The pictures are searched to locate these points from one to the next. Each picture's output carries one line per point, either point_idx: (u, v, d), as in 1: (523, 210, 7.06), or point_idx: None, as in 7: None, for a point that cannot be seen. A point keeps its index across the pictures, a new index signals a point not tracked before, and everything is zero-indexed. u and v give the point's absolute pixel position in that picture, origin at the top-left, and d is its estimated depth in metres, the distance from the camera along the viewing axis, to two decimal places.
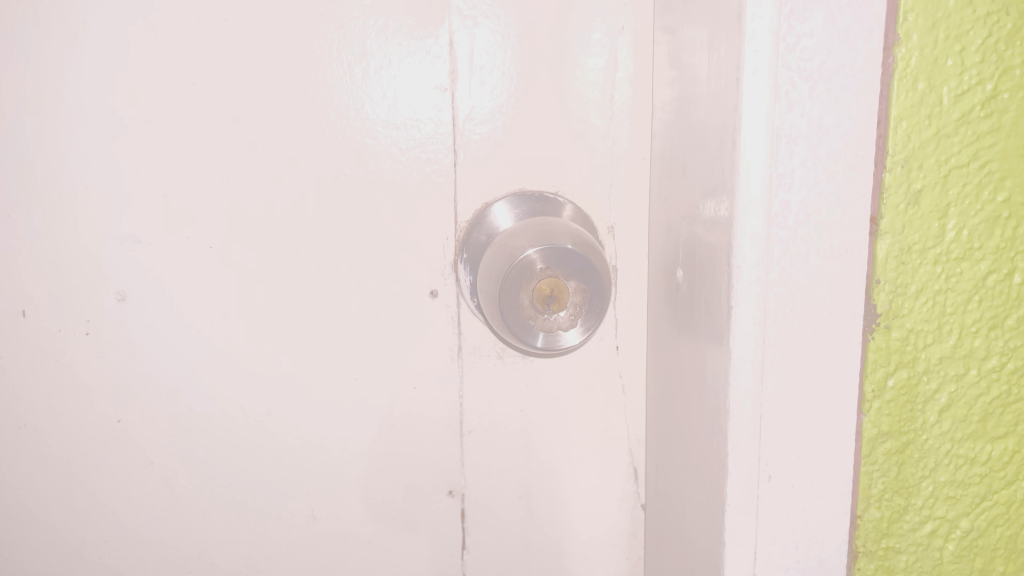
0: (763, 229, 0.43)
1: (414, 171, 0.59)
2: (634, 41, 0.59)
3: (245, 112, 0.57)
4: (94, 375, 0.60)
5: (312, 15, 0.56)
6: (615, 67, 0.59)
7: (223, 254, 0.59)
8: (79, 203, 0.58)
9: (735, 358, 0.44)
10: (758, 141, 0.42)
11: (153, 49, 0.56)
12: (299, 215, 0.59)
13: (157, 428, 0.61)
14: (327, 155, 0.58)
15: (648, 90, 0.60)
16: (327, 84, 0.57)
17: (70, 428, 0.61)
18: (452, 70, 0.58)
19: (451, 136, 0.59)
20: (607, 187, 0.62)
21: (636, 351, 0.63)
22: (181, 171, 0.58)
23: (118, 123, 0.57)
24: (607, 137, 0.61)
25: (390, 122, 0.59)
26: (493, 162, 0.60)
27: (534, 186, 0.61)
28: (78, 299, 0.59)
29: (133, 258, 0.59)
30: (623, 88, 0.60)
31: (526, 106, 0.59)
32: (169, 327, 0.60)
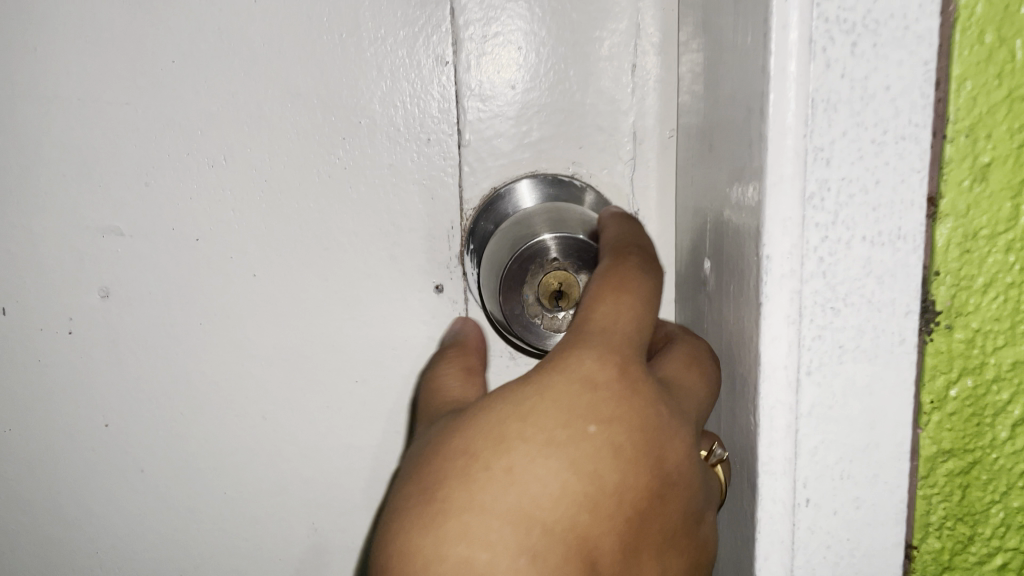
0: (797, 214, 0.37)
1: (416, 152, 0.54)
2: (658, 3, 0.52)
3: (231, 92, 0.53)
4: (78, 378, 0.56)
5: None
6: (638, 34, 0.53)
7: (210, 247, 0.55)
8: (57, 194, 0.54)
9: (766, 364, 0.39)
10: (791, 107, 0.36)
11: (130, 26, 0.52)
12: (291, 203, 0.54)
13: (147, 434, 0.57)
14: (320, 137, 0.54)
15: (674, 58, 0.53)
16: (318, 59, 0.52)
17: (54, 435, 0.57)
18: (455, 42, 0.53)
19: (455, 114, 0.54)
20: (629, 168, 0.55)
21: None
22: (164, 157, 0.53)
23: (95, 107, 0.52)
24: (630, 113, 0.54)
25: (387, 99, 0.53)
26: (503, 142, 0.55)
27: (547, 168, 0.55)
28: (59, 297, 0.55)
29: (115, 251, 0.54)
30: (648, 58, 0.53)
31: (540, 80, 0.54)
32: (156, 326, 0.56)
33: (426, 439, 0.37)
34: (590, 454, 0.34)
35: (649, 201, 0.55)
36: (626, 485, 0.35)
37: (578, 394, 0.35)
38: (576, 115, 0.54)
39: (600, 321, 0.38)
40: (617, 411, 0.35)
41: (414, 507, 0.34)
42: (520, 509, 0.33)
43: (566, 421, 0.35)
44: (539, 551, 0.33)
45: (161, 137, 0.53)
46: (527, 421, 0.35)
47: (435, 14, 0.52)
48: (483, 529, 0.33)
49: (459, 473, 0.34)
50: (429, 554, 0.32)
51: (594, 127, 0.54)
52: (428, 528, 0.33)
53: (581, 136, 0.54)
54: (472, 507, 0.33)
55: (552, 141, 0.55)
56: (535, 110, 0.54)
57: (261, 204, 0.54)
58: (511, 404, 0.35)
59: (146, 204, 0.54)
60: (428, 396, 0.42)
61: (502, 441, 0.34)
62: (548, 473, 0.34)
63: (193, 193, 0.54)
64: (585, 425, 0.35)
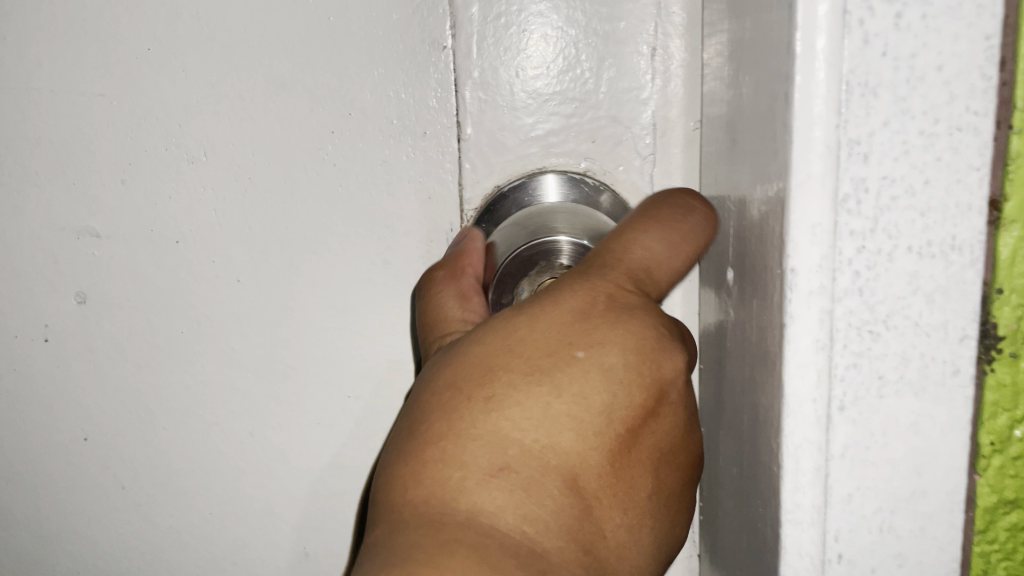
0: (828, 219, 0.31)
1: (411, 147, 0.49)
2: None
3: (211, 82, 0.48)
4: (55, 388, 0.53)
5: None
6: (659, 16, 0.47)
7: (192, 250, 0.51)
8: (28, 192, 0.50)
9: (791, 396, 0.33)
10: (820, 92, 0.30)
11: (102, 11, 0.47)
12: (277, 202, 0.50)
13: (128, 448, 0.54)
14: (307, 131, 0.49)
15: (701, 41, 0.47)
16: (304, 46, 0.48)
17: (32, 448, 0.54)
18: (454, 24, 0.48)
19: (454, 104, 0.49)
20: (648, 164, 0.49)
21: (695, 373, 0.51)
22: (141, 153, 0.49)
23: (67, 98, 0.49)
24: (650, 104, 0.49)
25: (379, 88, 0.48)
26: (507, 136, 0.49)
27: (556, 165, 0.50)
28: (34, 302, 0.51)
29: (91, 254, 0.51)
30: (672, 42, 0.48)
31: (550, 66, 0.48)
32: (135, 334, 0.52)
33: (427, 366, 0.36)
34: (575, 380, 0.31)
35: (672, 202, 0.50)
36: (616, 406, 0.32)
37: (567, 322, 0.33)
38: (589, 104, 0.49)
39: (614, 256, 0.35)
40: (608, 334, 0.32)
41: (403, 436, 0.33)
42: (495, 432, 0.31)
43: (551, 348, 0.32)
44: (516, 473, 0.31)
45: (137, 131, 0.49)
46: (512, 343, 0.32)
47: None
48: (460, 452, 0.31)
49: (443, 404, 0.32)
50: (410, 479, 0.31)
51: (608, 117, 0.49)
52: (410, 455, 0.32)
53: (594, 128, 0.49)
54: (453, 433, 0.31)
55: (563, 134, 0.49)
56: (544, 98, 0.49)
57: (243, 204, 0.50)
58: (499, 335, 0.33)
59: (122, 204, 0.50)
60: (424, 316, 0.40)
61: (484, 366, 0.32)
62: (527, 399, 0.31)
63: (172, 191, 0.50)
64: (572, 350, 0.32)
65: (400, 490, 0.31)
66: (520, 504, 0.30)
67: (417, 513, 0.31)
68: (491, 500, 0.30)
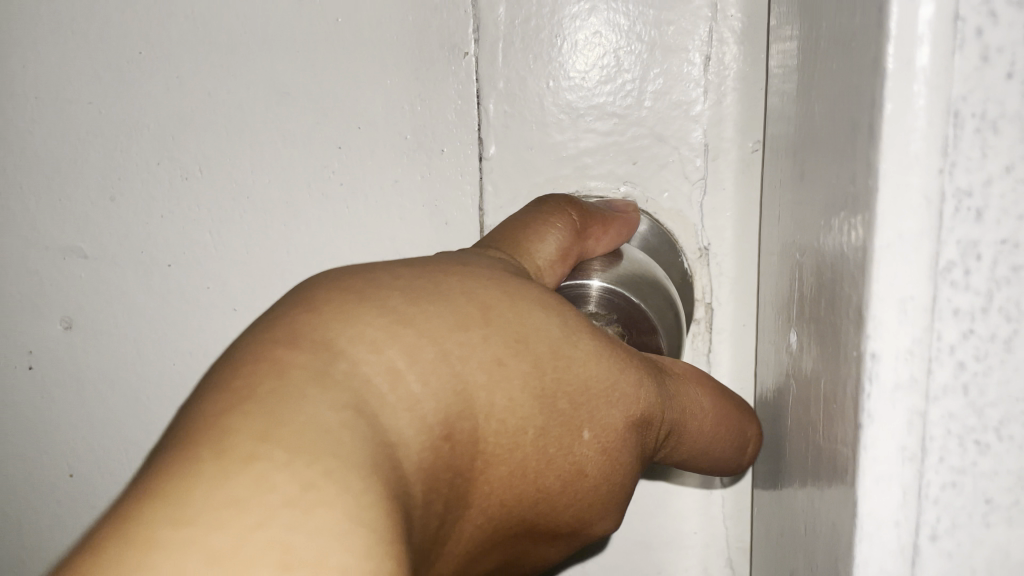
0: (924, 291, 0.23)
1: (426, 167, 0.44)
2: None
3: (208, 90, 0.44)
4: (39, 420, 0.48)
5: None
6: (716, 18, 0.40)
7: (186, 273, 0.46)
8: (11, 207, 0.46)
9: (865, 519, 0.25)
10: (919, 126, 0.22)
11: (92, 11, 0.43)
12: (276, 224, 0.45)
13: (114, 487, 0.48)
14: (311, 146, 0.44)
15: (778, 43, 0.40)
16: (309, 50, 0.43)
17: (15, 483, 0.49)
18: (477, 28, 0.42)
19: (476, 118, 0.43)
20: (699, 191, 0.43)
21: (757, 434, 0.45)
22: (132, 167, 0.45)
23: (55, 105, 0.44)
24: (702, 121, 0.42)
25: (392, 99, 0.43)
26: (535, 155, 0.43)
27: (589, 189, 0.43)
28: (17, 326, 0.47)
29: (80, 276, 0.46)
30: (729, 50, 0.41)
31: (588, 78, 0.42)
32: (124, 364, 0.47)
33: (449, 259, 0.30)
34: (558, 452, 0.27)
35: (728, 234, 0.43)
36: (550, 499, 0.27)
37: (607, 396, 0.29)
38: (632, 120, 0.42)
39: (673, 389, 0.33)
40: (615, 441, 0.29)
41: (390, 295, 0.26)
42: (471, 395, 0.25)
43: (579, 401, 0.28)
44: (447, 445, 0.24)
45: (127, 143, 0.45)
46: (562, 345, 0.28)
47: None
48: (429, 370, 0.24)
49: (459, 320, 0.26)
50: (363, 332, 0.24)
51: (652, 136, 0.42)
52: (378, 324, 0.24)
53: (636, 147, 0.43)
54: (441, 349, 0.25)
55: (599, 153, 0.43)
56: (580, 113, 0.43)
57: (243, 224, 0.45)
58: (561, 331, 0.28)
59: (111, 222, 0.45)
60: (513, 226, 0.33)
61: (526, 333, 0.27)
62: (519, 411, 0.26)
63: (164, 209, 0.45)
64: (583, 427, 0.28)
65: (350, 330, 0.24)
66: (423, 466, 0.23)
67: (332, 361, 0.22)
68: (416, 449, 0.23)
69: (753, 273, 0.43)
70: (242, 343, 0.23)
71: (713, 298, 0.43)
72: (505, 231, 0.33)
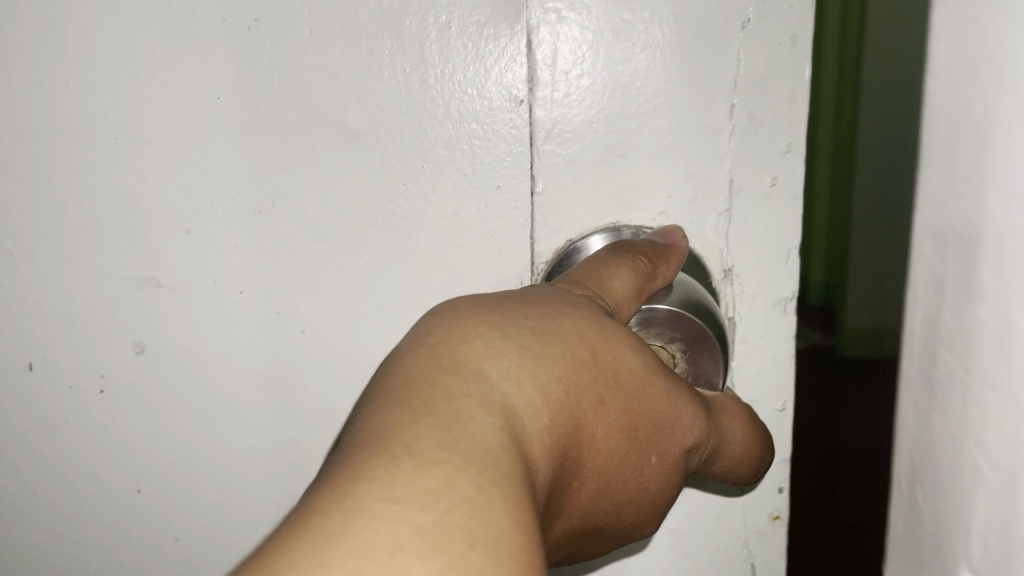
0: None
1: (484, 202, 0.49)
2: (763, 33, 0.45)
3: (281, 131, 0.47)
4: (110, 440, 0.52)
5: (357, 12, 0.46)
6: (746, 71, 0.46)
7: (256, 300, 0.49)
8: (88, 241, 0.49)
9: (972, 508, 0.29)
10: None
11: (171, 59, 0.46)
12: (344, 253, 0.49)
13: (183, 499, 0.53)
14: (377, 182, 0.48)
15: (795, 93, 0.46)
16: (378, 96, 0.47)
17: (85, 500, 0.53)
18: (529, 77, 0.47)
19: (528, 158, 0.48)
20: (724, 220, 0.49)
21: (775, 429, 0.52)
22: (206, 202, 0.48)
23: (133, 146, 0.47)
24: (729, 160, 0.48)
25: (453, 140, 0.48)
26: (580, 189, 0.48)
27: (628, 219, 0.49)
28: (91, 353, 0.50)
29: (153, 305, 0.49)
30: (756, 98, 0.46)
31: (626, 121, 0.47)
32: (194, 386, 0.51)
33: (556, 295, 0.38)
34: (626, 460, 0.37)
35: (751, 257, 0.49)
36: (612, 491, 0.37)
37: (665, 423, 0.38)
38: (670, 159, 0.48)
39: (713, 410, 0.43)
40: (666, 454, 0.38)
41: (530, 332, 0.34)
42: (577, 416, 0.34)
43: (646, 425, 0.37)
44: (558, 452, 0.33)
45: (203, 181, 0.48)
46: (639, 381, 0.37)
47: (503, 46, 0.46)
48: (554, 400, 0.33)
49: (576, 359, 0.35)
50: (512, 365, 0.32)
51: (685, 174, 0.48)
52: (513, 354, 0.33)
53: (672, 183, 0.48)
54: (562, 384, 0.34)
55: (640, 188, 0.48)
56: (622, 154, 0.48)
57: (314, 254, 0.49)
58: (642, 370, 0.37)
59: (186, 253, 0.49)
60: (596, 264, 0.42)
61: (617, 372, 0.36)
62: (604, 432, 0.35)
63: (237, 241, 0.49)
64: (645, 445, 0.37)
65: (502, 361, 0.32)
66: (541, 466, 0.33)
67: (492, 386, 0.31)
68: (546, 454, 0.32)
69: (774, 291, 0.50)
70: (424, 361, 0.31)
71: (736, 312, 0.50)
72: (591, 266, 0.42)
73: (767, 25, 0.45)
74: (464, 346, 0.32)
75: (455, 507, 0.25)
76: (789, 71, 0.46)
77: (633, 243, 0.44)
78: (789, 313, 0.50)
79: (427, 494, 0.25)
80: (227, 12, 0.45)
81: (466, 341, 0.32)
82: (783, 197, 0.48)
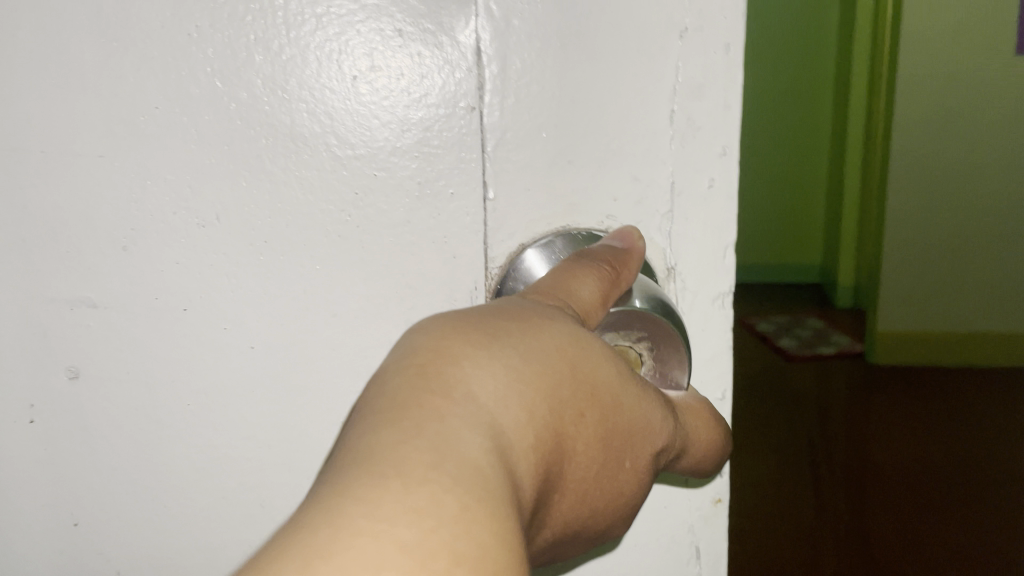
0: None
1: (426, 208, 0.45)
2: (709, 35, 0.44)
3: (223, 143, 0.43)
4: (44, 473, 0.47)
5: (304, 18, 0.42)
6: (683, 79, 0.45)
7: (202, 321, 0.45)
8: (12, 258, 0.44)
9: None
10: None
11: (105, 64, 0.41)
12: (296, 267, 0.45)
13: (127, 535, 0.48)
14: (329, 193, 0.44)
15: (731, 99, 0.46)
16: (326, 106, 0.43)
17: (15, 540, 0.48)
18: (479, 84, 0.44)
19: (478, 166, 0.45)
20: (665, 222, 0.48)
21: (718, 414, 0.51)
22: (143, 218, 0.43)
23: (62, 157, 0.42)
24: (669, 164, 0.46)
25: (401, 149, 0.44)
26: (530, 193, 0.46)
27: (579, 223, 0.46)
28: (19, 380, 0.45)
29: (86, 328, 0.44)
30: (694, 105, 0.45)
31: (575, 127, 0.45)
32: (135, 415, 0.46)
33: (528, 301, 0.39)
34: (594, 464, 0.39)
35: (691, 256, 0.48)
36: (583, 491, 0.39)
37: (631, 427, 0.40)
38: (612, 164, 0.46)
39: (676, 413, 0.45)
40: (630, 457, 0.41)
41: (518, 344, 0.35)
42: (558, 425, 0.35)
43: (615, 431, 0.39)
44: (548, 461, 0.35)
45: (138, 195, 0.43)
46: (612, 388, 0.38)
47: (440, 50, 0.43)
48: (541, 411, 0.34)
49: (561, 369, 0.36)
50: (506, 375, 0.33)
51: (631, 178, 0.46)
52: (502, 366, 0.33)
53: (617, 184, 0.46)
54: (548, 394, 0.35)
55: (585, 191, 0.46)
56: (568, 158, 0.45)
57: (252, 272, 0.45)
58: (618, 377, 0.39)
59: (117, 273, 0.44)
60: (560, 273, 0.42)
61: (593, 382, 0.37)
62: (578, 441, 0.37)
63: (178, 257, 0.44)
64: (612, 448, 0.39)
65: (494, 370, 0.33)
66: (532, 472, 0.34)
67: (485, 397, 0.32)
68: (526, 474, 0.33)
69: (712, 289, 0.49)
70: (416, 369, 0.31)
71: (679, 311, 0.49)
72: (557, 275, 0.42)
73: (702, 34, 0.44)
74: (459, 360, 0.32)
75: (439, 526, 0.26)
76: (726, 77, 0.45)
77: (596, 252, 0.44)
78: (725, 310, 0.49)
79: (414, 513, 0.26)
80: (167, 19, 0.41)
81: (461, 355, 0.33)
82: (721, 198, 0.47)
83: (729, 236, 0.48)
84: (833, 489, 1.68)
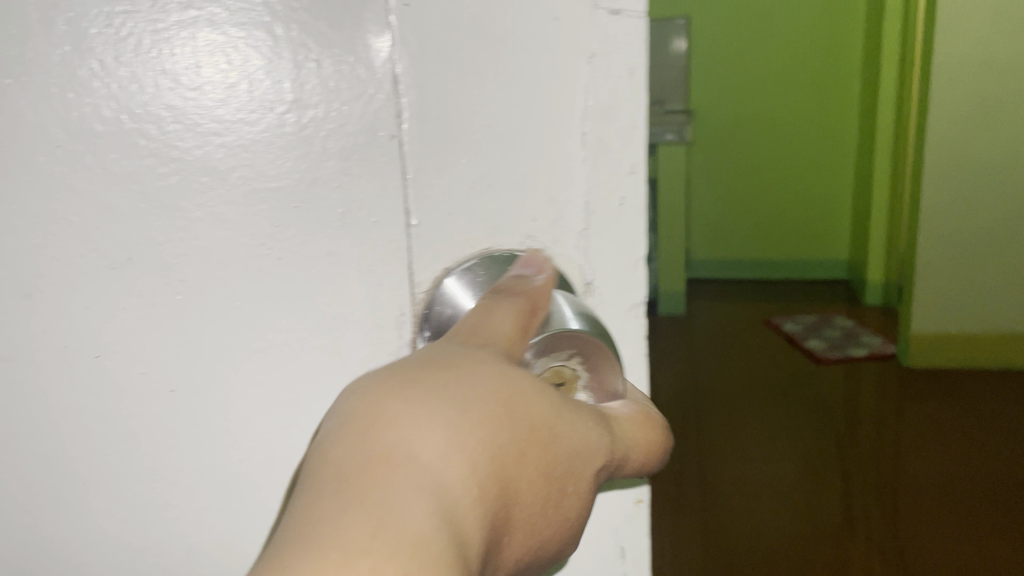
0: None
1: (339, 234, 0.40)
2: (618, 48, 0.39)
3: (98, 198, 0.38)
4: None
5: (192, 51, 0.37)
6: (592, 102, 0.40)
7: (84, 403, 0.41)
8: None
9: None
10: None
11: None
12: (193, 326, 0.41)
13: None
14: (229, 243, 0.40)
15: (636, 117, 0.41)
16: (227, 145, 0.38)
17: None
18: (399, 111, 0.38)
19: (403, 197, 0.39)
20: (583, 239, 0.42)
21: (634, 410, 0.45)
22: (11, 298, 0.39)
23: None
24: (583, 184, 0.41)
25: (316, 185, 0.39)
26: (440, 220, 0.40)
27: (501, 244, 0.41)
28: None
29: None
30: (604, 125, 0.40)
31: (499, 152, 0.40)
32: (21, 512, 0.42)
33: (485, 339, 0.34)
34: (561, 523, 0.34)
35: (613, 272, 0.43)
36: (550, 552, 0.35)
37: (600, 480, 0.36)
38: (530, 185, 0.41)
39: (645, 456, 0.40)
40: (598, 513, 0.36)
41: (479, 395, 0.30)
42: (519, 486, 0.31)
43: (583, 487, 0.35)
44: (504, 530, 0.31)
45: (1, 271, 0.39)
46: (581, 442, 0.34)
47: (357, 80, 0.37)
48: (501, 474, 0.30)
49: (523, 424, 0.31)
50: (462, 434, 0.29)
51: (547, 199, 0.41)
52: (460, 424, 0.29)
53: (534, 206, 0.41)
54: (509, 453, 0.30)
55: (505, 212, 0.41)
56: (487, 179, 0.40)
57: (137, 333, 0.40)
58: (587, 424, 0.34)
59: None
60: (474, 317, 0.35)
61: (561, 436, 0.33)
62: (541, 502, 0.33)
63: (60, 337, 0.40)
64: (584, 503, 0.35)
65: (449, 429, 0.28)
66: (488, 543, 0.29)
67: (437, 461, 0.27)
68: (480, 540, 0.28)
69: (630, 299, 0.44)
70: (361, 431, 0.27)
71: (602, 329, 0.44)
72: (471, 321, 0.35)
73: (610, 55, 0.39)
74: (399, 403, 0.28)
75: None
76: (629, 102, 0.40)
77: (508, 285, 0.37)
78: (640, 319, 0.45)
79: None
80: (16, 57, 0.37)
81: (403, 396, 0.28)
82: (633, 212, 0.42)
83: (643, 247, 0.43)
84: (859, 498, 1.63)
